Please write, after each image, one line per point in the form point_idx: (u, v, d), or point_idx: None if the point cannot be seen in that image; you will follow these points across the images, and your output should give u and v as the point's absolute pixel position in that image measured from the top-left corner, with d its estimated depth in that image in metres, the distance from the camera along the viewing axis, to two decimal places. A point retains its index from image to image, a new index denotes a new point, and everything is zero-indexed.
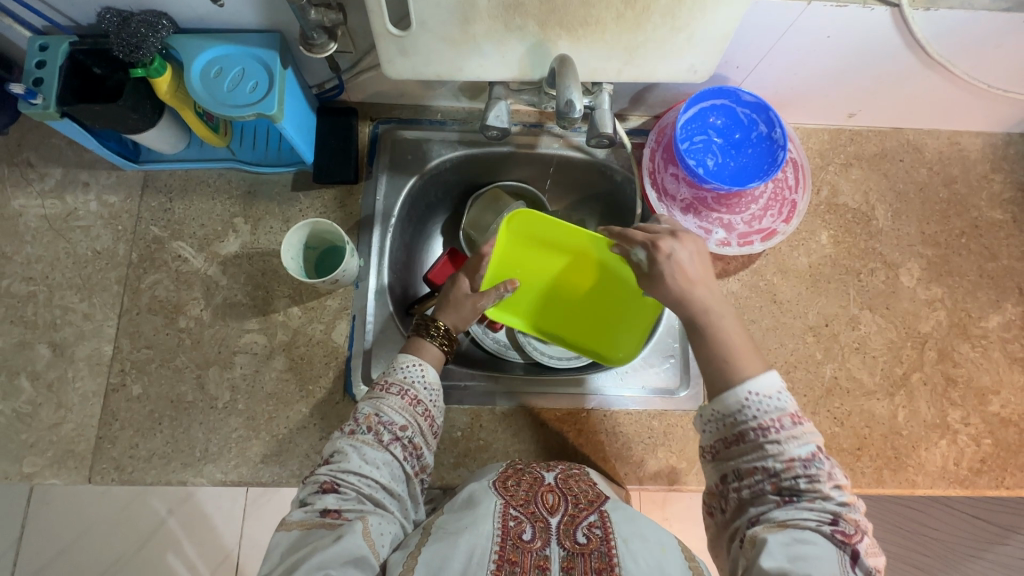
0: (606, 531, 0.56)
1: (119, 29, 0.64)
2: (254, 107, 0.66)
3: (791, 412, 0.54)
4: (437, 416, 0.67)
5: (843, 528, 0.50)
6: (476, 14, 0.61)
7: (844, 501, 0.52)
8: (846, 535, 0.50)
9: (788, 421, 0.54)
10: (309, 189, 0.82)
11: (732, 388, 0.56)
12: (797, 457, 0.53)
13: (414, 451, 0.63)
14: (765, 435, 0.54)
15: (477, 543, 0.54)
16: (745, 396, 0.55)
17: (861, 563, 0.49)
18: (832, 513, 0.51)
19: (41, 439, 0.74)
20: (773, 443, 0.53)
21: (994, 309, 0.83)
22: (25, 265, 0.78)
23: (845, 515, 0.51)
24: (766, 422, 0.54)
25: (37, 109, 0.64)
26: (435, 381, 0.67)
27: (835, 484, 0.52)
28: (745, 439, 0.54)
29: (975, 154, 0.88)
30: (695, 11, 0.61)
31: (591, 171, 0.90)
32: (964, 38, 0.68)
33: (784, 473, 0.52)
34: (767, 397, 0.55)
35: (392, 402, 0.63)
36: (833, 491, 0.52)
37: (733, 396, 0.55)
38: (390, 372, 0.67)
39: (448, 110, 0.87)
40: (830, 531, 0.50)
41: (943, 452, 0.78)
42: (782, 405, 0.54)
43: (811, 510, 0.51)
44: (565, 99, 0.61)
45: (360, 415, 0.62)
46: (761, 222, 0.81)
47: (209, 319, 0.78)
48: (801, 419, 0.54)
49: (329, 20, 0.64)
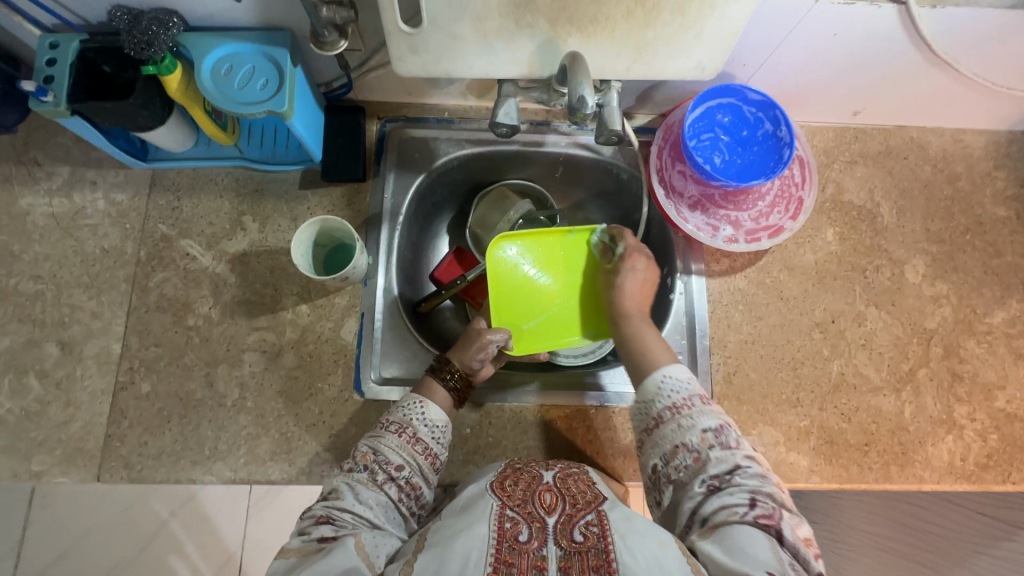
0: (603, 528, 0.56)
1: (130, 27, 0.64)
2: (266, 103, 0.66)
3: (697, 392, 0.63)
4: (439, 454, 0.67)
5: (763, 508, 0.55)
6: (488, 11, 0.61)
7: (759, 476, 0.57)
8: (769, 517, 0.54)
9: (697, 400, 0.63)
10: (316, 188, 0.83)
11: (650, 375, 0.66)
12: (707, 429, 0.60)
13: (411, 491, 0.63)
14: (679, 413, 0.62)
15: (474, 546, 0.53)
16: (660, 379, 0.65)
17: (786, 541, 0.53)
18: (750, 492, 0.56)
19: (50, 437, 0.74)
20: (687, 419, 0.61)
21: (999, 305, 0.83)
22: (33, 263, 0.78)
23: (762, 492, 0.56)
24: (678, 400, 0.63)
25: (49, 106, 0.65)
26: (437, 419, 0.67)
27: (748, 461, 0.58)
28: (663, 420, 0.62)
29: (979, 151, 0.89)
30: (706, 8, 0.61)
31: (597, 169, 0.91)
32: (971, 35, 0.69)
33: (699, 446, 0.59)
34: (677, 379, 0.65)
35: (390, 442, 0.64)
36: (744, 462, 0.58)
37: (652, 381, 0.65)
38: (394, 410, 0.68)
39: (456, 108, 0.87)
40: (752, 517, 0.54)
41: (950, 448, 0.78)
42: (691, 386, 0.64)
43: (732, 493, 0.56)
44: (578, 95, 0.61)
45: (358, 454, 0.63)
46: (768, 220, 0.82)
47: (217, 317, 0.78)
48: (707, 398, 0.63)
49: (340, 18, 0.64)
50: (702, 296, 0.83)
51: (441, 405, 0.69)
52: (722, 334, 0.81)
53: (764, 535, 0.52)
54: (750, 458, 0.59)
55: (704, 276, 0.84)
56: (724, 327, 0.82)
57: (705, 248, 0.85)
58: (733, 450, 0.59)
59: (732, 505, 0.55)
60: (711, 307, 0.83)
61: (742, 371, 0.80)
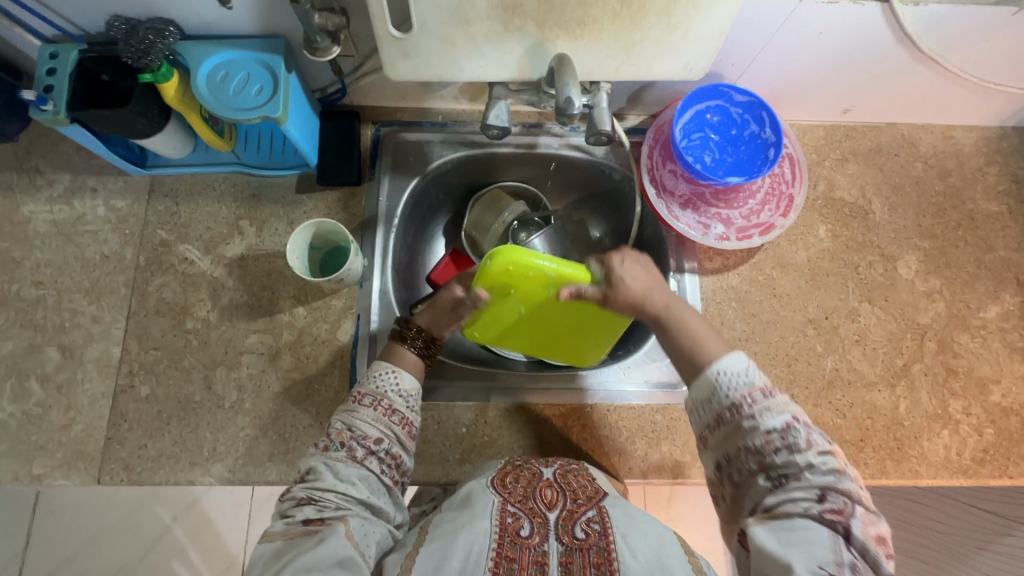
0: (605, 526, 0.56)
1: (128, 36, 0.66)
2: (260, 110, 0.68)
3: (761, 385, 0.56)
4: (415, 423, 0.66)
5: (831, 505, 0.50)
6: (476, 15, 0.62)
7: (833, 471, 0.52)
8: (836, 512, 0.50)
9: (759, 395, 0.56)
10: (312, 192, 0.84)
11: (704, 372, 0.59)
12: (773, 429, 0.54)
13: (392, 462, 0.62)
14: (740, 413, 0.56)
15: (475, 542, 0.54)
16: (715, 376, 0.58)
17: (856, 539, 0.49)
18: (819, 489, 0.51)
19: (51, 441, 0.75)
20: (749, 419, 0.55)
21: (992, 300, 0.84)
22: (35, 269, 0.80)
23: (833, 488, 0.51)
24: (738, 399, 0.56)
25: (48, 114, 0.66)
26: (410, 387, 0.67)
27: (820, 455, 0.53)
28: (724, 420, 0.56)
29: (970, 147, 0.90)
30: (690, 10, 0.62)
31: (590, 170, 0.92)
32: (953, 32, 0.70)
33: (765, 448, 0.54)
34: (736, 373, 0.57)
35: (366, 415, 0.63)
36: (817, 459, 0.53)
37: (706, 378, 0.58)
38: (365, 382, 0.67)
39: (449, 112, 0.88)
40: (818, 511, 0.50)
41: (946, 442, 0.78)
42: (752, 379, 0.57)
43: (799, 488, 0.51)
44: (564, 96, 0.62)
45: (333, 431, 0.62)
46: (760, 217, 0.83)
47: (215, 321, 0.79)
48: (773, 390, 0.56)
49: (333, 24, 0.65)
50: (696, 294, 0.83)
51: (411, 372, 0.69)
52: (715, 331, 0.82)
53: (829, 534, 0.49)
54: (823, 452, 0.53)
55: (697, 274, 0.84)
56: (717, 325, 0.82)
57: (697, 246, 0.85)
58: (803, 448, 0.53)
59: (797, 502, 0.51)
60: (704, 305, 0.83)
61: None
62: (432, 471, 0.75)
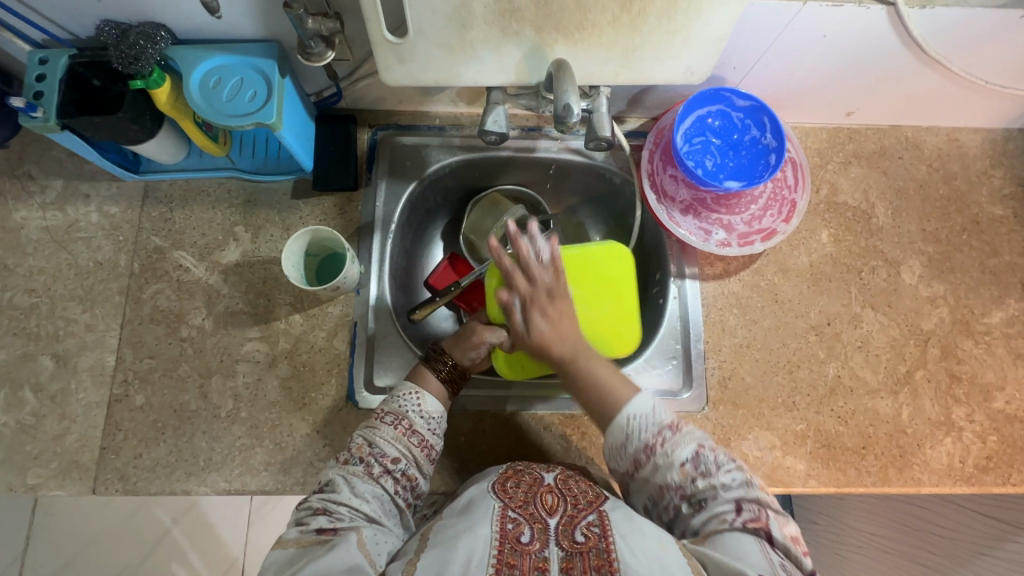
0: (604, 528, 0.55)
1: (118, 42, 0.64)
2: (254, 116, 0.66)
3: (668, 421, 0.62)
4: (435, 445, 0.66)
5: (750, 515, 0.55)
6: (473, 19, 0.61)
7: (741, 484, 0.58)
8: (756, 520, 0.55)
9: (667, 431, 0.61)
10: (308, 197, 0.83)
11: (616, 417, 0.62)
12: (685, 460, 0.59)
13: (407, 483, 0.62)
14: (654, 451, 0.60)
15: (477, 546, 0.53)
16: (627, 419, 0.62)
17: (778, 542, 0.54)
18: (734, 501, 0.56)
19: (44, 451, 0.74)
20: (663, 455, 0.60)
21: (996, 305, 0.83)
22: (28, 277, 0.79)
23: (745, 499, 0.57)
24: (649, 438, 0.60)
25: (38, 122, 0.65)
26: (433, 410, 0.66)
27: (729, 474, 0.58)
28: (640, 462, 0.61)
29: (975, 150, 0.88)
30: (691, 13, 0.61)
31: (590, 174, 0.90)
32: (959, 35, 0.68)
33: (681, 480, 0.59)
34: (643, 414, 0.62)
35: (386, 434, 0.63)
36: (727, 478, 0.58)
37: (619, 422, 0.62)
38: (388, 400, 0.67)
39: (446, 115, 0.87)
40: (741, 523, 0.54)
41: (948, 450, 0.77)
42: (659, 419, 0.62)
43: (717, 507, 0.56)
44: (562, 103, 0.61)
45: (353, 445, 0.63)
46: (761, 222, 0.82)
47: (210, 328, 0.78)
48: (679, 424, 0.61)
49: (327, 29, 0.64)
50: (697, 300, 0.83)
51: (436, 396, 0.69)
52: (716, 338, 0.81)
53: (755, 540, 0.53)
54: (730, 469, 0.59)
55: (698, 279, 0.83)
56: (718, 331, 0.81)
57: (699, 251, 0.84)
58: (712, 472, 0.59)
59: (720, 520, 0.55)
60: (705, 311, 0.82)
61: (737, 375, 0.79)
62: (431, 480, 0.75)
